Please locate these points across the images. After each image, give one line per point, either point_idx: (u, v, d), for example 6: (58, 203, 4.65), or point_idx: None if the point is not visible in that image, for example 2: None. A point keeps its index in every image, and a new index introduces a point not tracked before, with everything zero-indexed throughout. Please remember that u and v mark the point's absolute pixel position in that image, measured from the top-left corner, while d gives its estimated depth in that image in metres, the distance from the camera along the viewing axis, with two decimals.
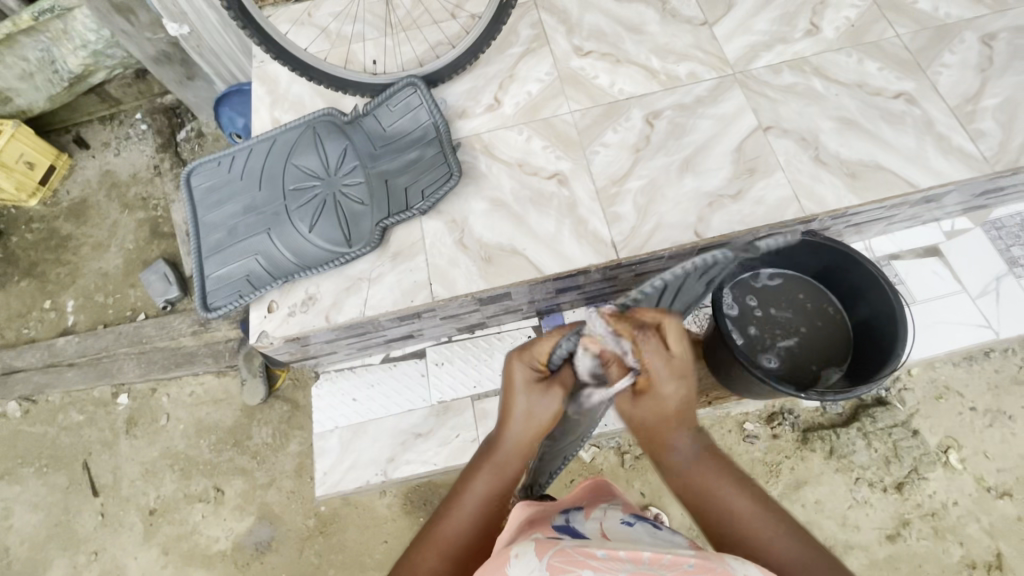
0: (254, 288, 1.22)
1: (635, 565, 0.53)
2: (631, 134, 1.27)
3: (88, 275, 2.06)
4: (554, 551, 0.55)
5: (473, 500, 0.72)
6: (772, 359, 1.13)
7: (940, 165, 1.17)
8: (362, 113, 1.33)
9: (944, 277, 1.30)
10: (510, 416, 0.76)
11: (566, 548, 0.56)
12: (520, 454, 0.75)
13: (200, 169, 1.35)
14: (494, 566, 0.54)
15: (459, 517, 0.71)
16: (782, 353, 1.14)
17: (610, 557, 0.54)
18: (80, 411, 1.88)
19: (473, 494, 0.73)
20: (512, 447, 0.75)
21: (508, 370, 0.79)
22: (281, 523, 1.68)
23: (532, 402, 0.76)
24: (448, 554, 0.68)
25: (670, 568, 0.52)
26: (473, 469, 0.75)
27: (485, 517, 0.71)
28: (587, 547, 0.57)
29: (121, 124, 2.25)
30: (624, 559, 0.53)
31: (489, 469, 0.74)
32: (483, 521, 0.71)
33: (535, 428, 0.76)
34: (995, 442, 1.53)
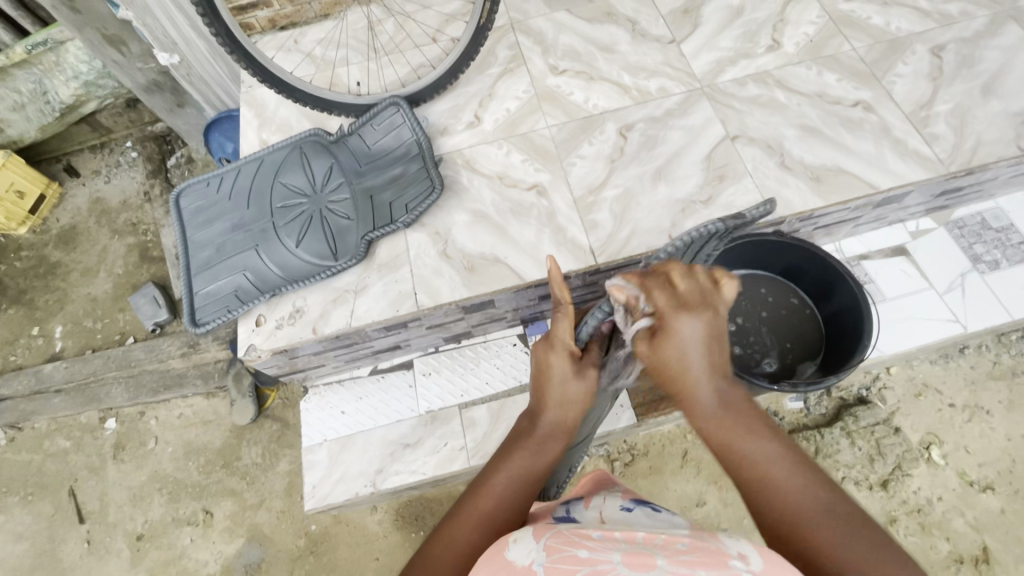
0: (241, 302, 1.24)
1: (629, 544, 0.53)
2: (605, 146, 1.33)
3: (76, 301, 2.07)
4: (551, 534, 0.56)
5: (512, 477, 0.70)
6: (770, 361, 1.17)
7: (899, 167, 1.24)
8: (346, 132, 1.38)
9: (912, 275, 1.35)
10: (547, 399, 0.78)
11: (563, 531, 0.57)
12: (558, 435, 0.75)
13: (189, 190, 1.38)
14: (494, 549, 0.56)
15: (498, 492, 0.68)
16: (776, 353, 1.18)
17: (605, 538, 0.55)
18: (67, 437, 1.87)
19: (510, 471, 0.70)
20: (553, 427, 0.76)
21: (544, 361, 0.81)
22: (270, 545, 1.67)
23: (568, 386, 0.78)
24: (486, 524, 0.64)
25: (664, 546, 0.53)
26: (510, 451, 0.73)
27: (524, 491, 0.69)
28: (583, 530, 0.58)
29: (111, 152, 2.29)
30: (619, 538, 0.54)
31: (526, 449, 0.73)
32: (522, 496, 0.68)
33: (571, 411, 0.77)
34: (975, 437, 1.56)
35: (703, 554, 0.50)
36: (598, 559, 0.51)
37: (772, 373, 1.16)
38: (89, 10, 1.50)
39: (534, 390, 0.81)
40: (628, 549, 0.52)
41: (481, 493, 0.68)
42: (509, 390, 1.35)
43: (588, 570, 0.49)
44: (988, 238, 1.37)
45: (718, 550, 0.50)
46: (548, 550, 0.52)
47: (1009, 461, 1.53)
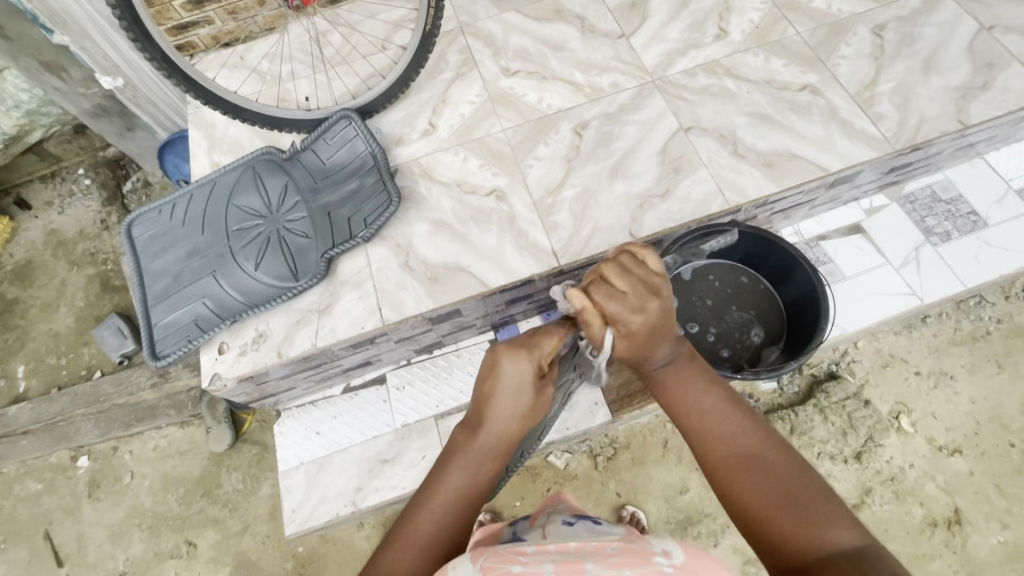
0: (202, 331, 1.21)
1: (562, 554, 0.55)
2: (561, 145, 1.33)
3: (38, 338, 2.00)
4: (486, 555, 0.55)
5: (447, 497, 0.71)
6: (758, 331, 1.20)
7: (847, 149, 1.26)
8: (298, 149, 1.35)
9: (869, 252, 1.38)
10: (493, 415, 0.75)
11: (498, 551, 0.56)
12: (494, 456, 0.74)
13: (140, 219, 1.34)
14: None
15: (441, 513, 0.70)
16: (763, 322, 1.21)
17: (538, 552, 0.56)
18: (38, 479, 1.82)
19: (447, 493, 0.71)
20: (492, 444, 0.75)
21: (494, 364, 0.76)
22: (259, 570, 1.65)
23: (516, 402, 0.74)
24: (429, 551, 0.66)
25: (596, 551, 0.56)
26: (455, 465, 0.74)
27: (460, 514, 0.71)
28: (517, 548, 0.58)
29: (63, 181, 2.21)
30: (552, 551, 0.56)
31: (462, 468, 0.73)
32: (456, 517, 0.70)
33: (512, 429, 0.75)
34: (941, 403, 1.61)
35: (632, 555, 0.54)
36: (533, 572, 0.52)
37: (757, 348, 1.19)
38: (21, 37, 1.45)
39: (480, 397, 0.77)
40: (564, 557, 0.54)
41: (422, 509, 0.70)
42: None
43: None
44: (939, 210, 1.41)
45: (645, 550, 0.56)
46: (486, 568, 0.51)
47: (974, 423, 1.58)
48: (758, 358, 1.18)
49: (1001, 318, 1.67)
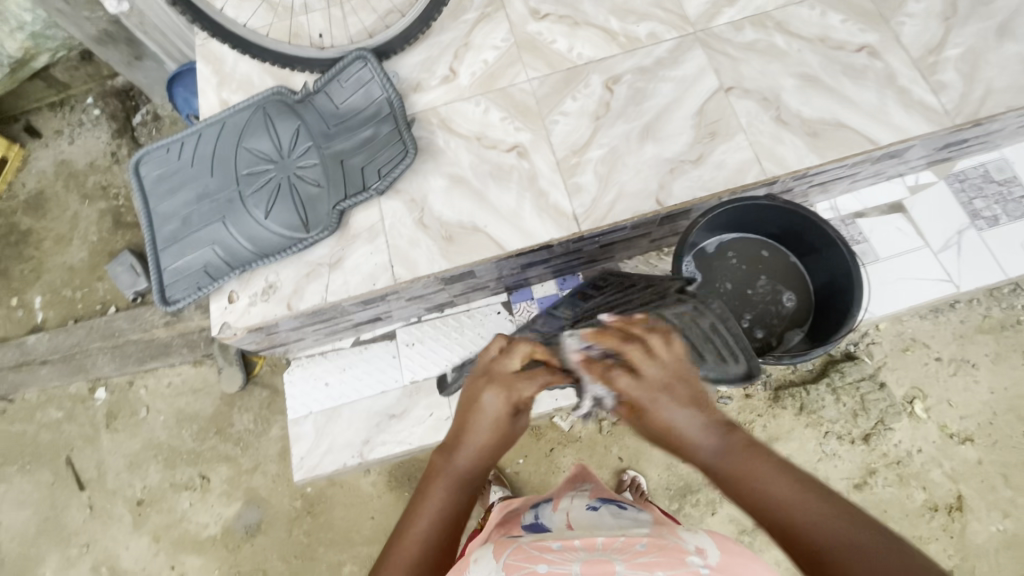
0: (211, 279, 1.19)
1: (587, 552, 0.57)
2: (590, 100, 1.24)
3: (53, 271, 2.01)
4: (511, 551, 0.59)
5: (428, 522, 0.65)
6: (789, 296, 1.17)
7: (901, 120, 1.16)
8: (311, 91, 1.28)
9: (908, 233, 1.31)
10: (466, 446, 0.70)
11: (523, 546, 0.60)
12: (470, 486, 0.69)
13: (148, 156, 1.30)
14: (458, 571, 0.58)
15: (426, 535, 0.65)
16: (793, 285, 1.17)
17: (565, 548, 0.58)
18: (58, 408, 1.87)
19: (428, 518, 0.66)
20: (468, 470, 0.69)
21: (475, 395, 0.72)
22: (268, 506, 1.72)
23: (493, 432, 0.70)
24: (419, 573, 0.62)
25: (624, 549, 0.57)
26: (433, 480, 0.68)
27: (445, 535, 0.65)
28: (543, 542, 0.61)
29: (72, 109, 2.15)
30: (578, 547, 0.58)
31: (439, 497, 0.67)
32: (442, 540, 0.65)
33: (488, 457, 0.70)
34: (959, 391, 1.57)
35: (664, 553, 0.55)
36: (558, 571, 0.54)
37: (790, 318, 1.15)
38: None
39: (456, 426, 0.71)
40: (588, 557, 0.56)
41: (404, 538, 0.65)
42: None
43: None
44: (989, 192, 1.31)
45: (677, 548, 0.56)
46: (507, 568, 0.55)
47: (989, 413, 1.55)
48: (790, 329, 1.15)
49: None
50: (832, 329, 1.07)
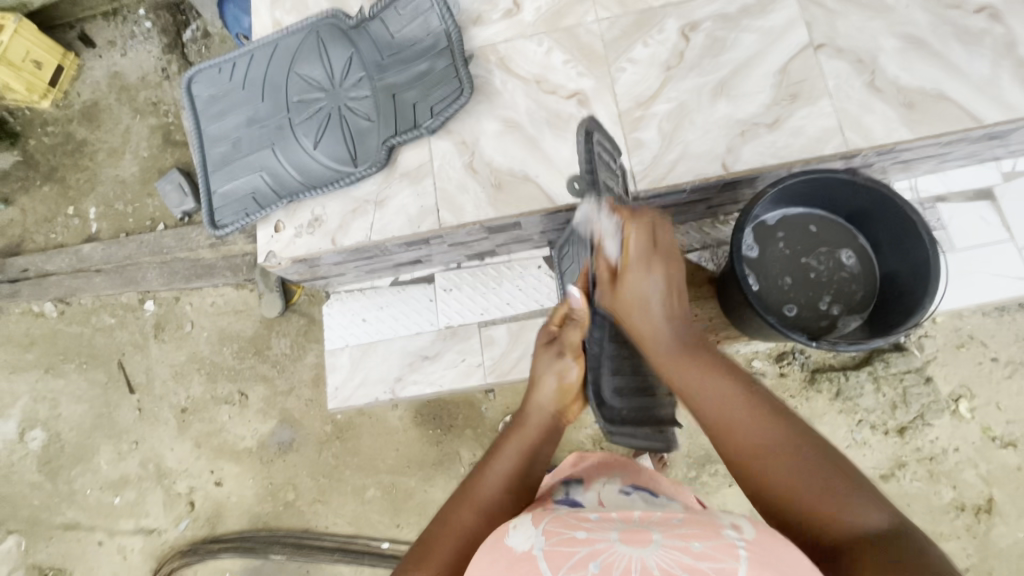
0: (259, 207, 1.20)
1: (625, 522, 0.56)
2: (662, 48, 1.14)
3: (106, 183, 2.06)
4: (550, 519, 0.58)
5: (505, 462, 0.75)
6: (849, 254, 1.11)
7: (1013, 97, 1.03)
8: (367, 16, 1.21)
9: (992, 224, 1.20)
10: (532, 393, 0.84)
11: (560, 516, 0.59)
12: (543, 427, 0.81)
13: (200, 75, 1.28)
14: (495, 538, 0.57)
15: (541, 416, 0.82)
16: (850, 243, 1.11)
17: (601, 519, 0.57)
18: (111, 314, 1.98)
19: (506, 457, 0.75)
20: (539, 410, 0.83)
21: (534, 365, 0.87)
22: (300, 427, 1.81)
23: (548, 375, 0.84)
24: (485, 508, 0.68)
25: (660, 522, 0.56)
26: (550, 360, 0.86)
27: (519, 476, 0.74)
28: (580, 513, 0.60)
29: (125, 21, 2.13)
30: (615, 519, 0.57)
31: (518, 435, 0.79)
32: (514, 478, 0.73)
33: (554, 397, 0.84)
34: (1011, 394, 1.50)
35: (700, 528, 0.53)
36: (596, 538, 0.54)
37: (866, 279, 1.10)
38: None
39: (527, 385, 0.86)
40: (626, 526, 0.55)
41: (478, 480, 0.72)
42: (530, 312, 1.33)
43: (586, 550, 0.51)
44: None
45: (713, 523, 0.53)
46: (546, 534, 0.55)
47: None
48: (868, 292, 1.09)
49: None
50: (912, 292, 1.01)
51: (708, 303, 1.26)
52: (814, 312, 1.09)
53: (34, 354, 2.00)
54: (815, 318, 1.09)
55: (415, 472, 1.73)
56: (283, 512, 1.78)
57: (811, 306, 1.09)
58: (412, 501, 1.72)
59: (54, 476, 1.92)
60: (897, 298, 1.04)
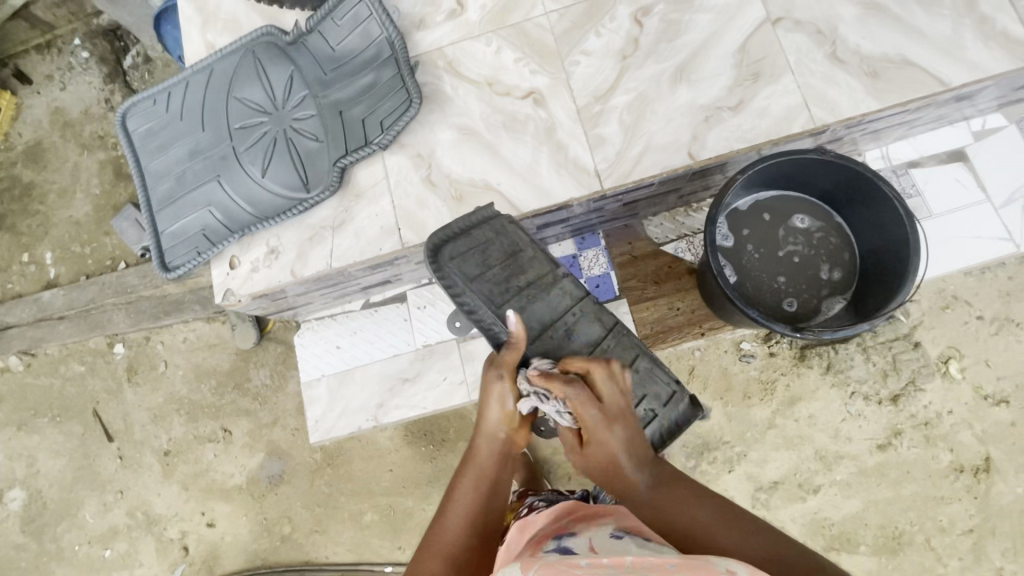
0: (211, 244, 1.13)
1: (616, 569, 0.53)
2: (616, 37, 1.09)
3: (60, 225, 1.97)
4: (540, 566, 0.57)
5: (464, 505, 0.75)
6: (811, 219, 1.08)
7: (978, 57, 1.00)
8: (304, 31, 1.15)
9: (967, 185, 1.18)
10: (482, 430, 0.81)
11: (551, 563, 0.57)
12: (495, 451, 0.80)
13: (134, 109, 1.20)
14: None
15: (489, 447, 0.80)
16: (802, 208, 1.09)
17: (592, 566, 0.55)
18: (80, 362, 1.90)
19: (468, 499, 0.75)
20: (486, 436, 0.81)
21: (483, 404, 0.82)
22: (289, 458, 1.76)
23: (494, 407, 0.81)
24: (453, 555, 0.70)
25: (655, 571, 0.52)
26: (497, 389, 0.81)
27: (476, 518, 0.74)
28: (572, 558, 0.58)
29: (60, 52, 2.02)
30: (606, 565, 0.54)
31: (473, 472, 0.78)
32: (472, 522, 0.73)
33: (497, 433, 0.81)
34: (999, 351, 1.49)
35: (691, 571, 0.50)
36: None
37: (837, 230, 1.08)
38: None
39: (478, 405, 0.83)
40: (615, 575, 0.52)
41: (440, 522, 0.73)
42: None
43: None
44: None
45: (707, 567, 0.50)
46: None
47: None
48: (845, 241, 1.07)
49: None
50: (892, 256, 0.98)
51: (688, 295, 1.23)
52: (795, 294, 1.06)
53: (4, 411, 1.92)
54: (811, 293, 1.06)
55: (411, 491, 1.69)
56: (281, 546, 1.73)
57: (792, 286, 1.06)
58: (412, 521, 1.68)
59: (39, 535, 1.85)
60: (875, 244, 1.02)
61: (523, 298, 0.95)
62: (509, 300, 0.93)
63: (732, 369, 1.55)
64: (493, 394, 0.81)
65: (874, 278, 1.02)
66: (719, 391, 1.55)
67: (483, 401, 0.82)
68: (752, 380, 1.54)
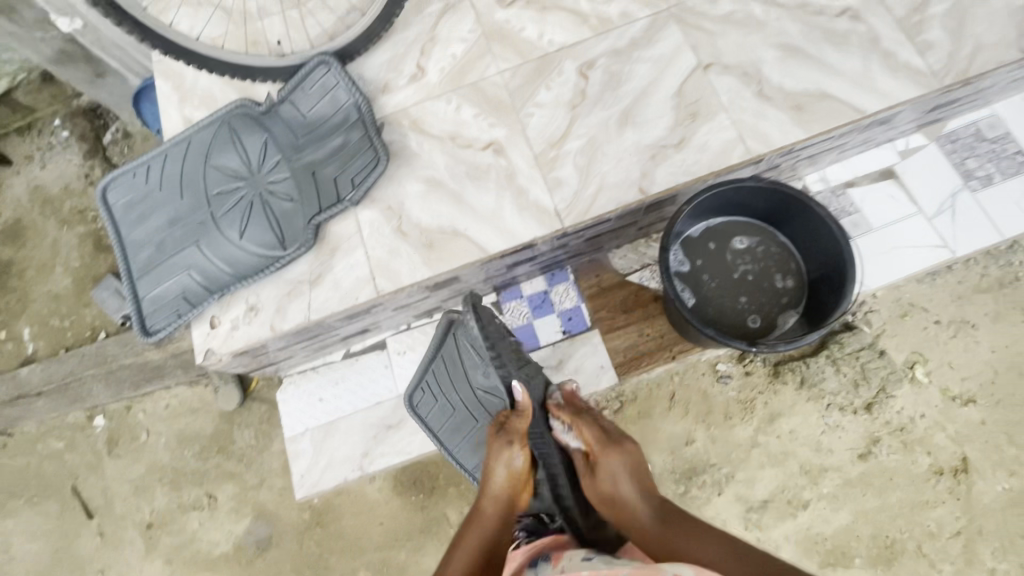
0: (191, 305, 1.16)
1: None
2: (565, 89, 1.19)
3: (38, 300, 1.98)
4: None
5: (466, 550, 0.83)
6: (759, 240, 1.15)
7: (887, 86, 1.12)
8: (276, 101, 1.23)
9: (900, 200, 1.28)
10: (486, 490, 0.95)
11: None
12: (497, 509, 0.92)
13: (115, 183, 1.25)
14: None
15: (492, 507, 0.92)
16: (745, 230, 1.16)
17: None
18: (58, 438, 1.86)
19: (470, 544, 0.85)
20: (490, 499, 0.93)
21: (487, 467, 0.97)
22: (277, 520, 1.72)
23: (498, 467, 0.96)
24: None
25: None
26: (499, 448, 0.98)
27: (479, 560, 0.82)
28: None
29: (40, 133, 2.09)
30: None
31: (476, 527, 0.88)
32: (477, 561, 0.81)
33: (501, 492, 0.94)
34: (959, 352, 1.56)
35: None
36: None
37: (785, 249, 1.15)
38: None
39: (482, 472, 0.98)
40: None
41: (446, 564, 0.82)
42: None
43: None
44: (982, 151, 1.28)
45: None
46: None
47: (991, 373, 1.55)
48: (794, 259, 1.14)
49: None
50: (834, 269, 1.05)
51: (657, 321, 1.28)
52: (751, 311, 1.12)
53: None
54: (768, 308, 1.13)
55: (403, 543, 1.66)
56: None
57: (748, 304, 1.12)
58: None
59: None
60: (818, 258, 1.09)
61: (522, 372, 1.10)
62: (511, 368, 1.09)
63: (711, 392, 1.59)
64: (496, 456, 0.97)
65: (822, 285, 1.09)
66: (701, 414, 1.58)
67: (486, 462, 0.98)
68: (731, 401, 1.58)
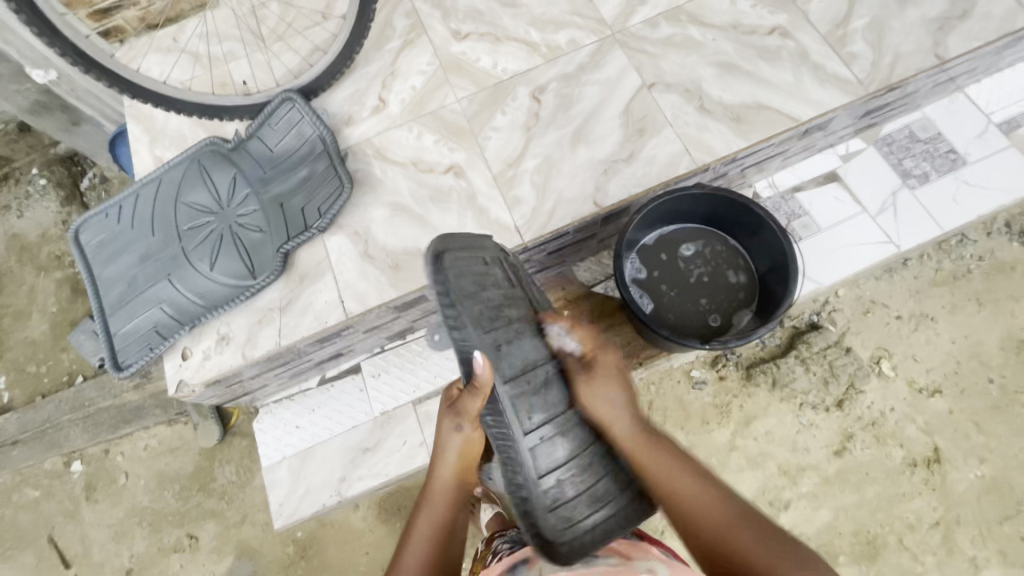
0: (163, 338, 1.18)
1: None
2: (520, 113, 1.26)
3: (15, 347, 1.97)
4: None
5: (419, 542, 0.81)
6: (711, 245, 1.21)
7: (818, 95, 1.19)
8: (243, 137, 1.27)
9: (845, 201, 1.34)
10: (438, 464, 0.87)
11: None
12: (448, 489, 0.87)
13: (87, 223, 1.28)
14: None
15: (445, 490, 0.87)
16: (696, 235, 1.21)
17: None
18: (35, 487, 1.83)
19: (424, 533, 0.82)
20: (443, 476, 0.87)
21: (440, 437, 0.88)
22: (261, 556, 1.69)
23: (453, 439, 0.87)
24: None
25: None
26: (452, 422, 0.87)
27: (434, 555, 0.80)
28: None
29: (17, 182, 2.11)
30: None
31: (427, 511, 0.84)
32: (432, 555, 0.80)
33: (453, 467, 0.87)
34: (922, 345, 1.61)
35: None
36: None
37: (736, 252, 1.20)
38: None
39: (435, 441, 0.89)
40: None
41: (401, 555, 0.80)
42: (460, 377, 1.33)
43: None
44: (917, 151, 1.36)
45: None
46: None
47: (954, 363, 1.59)
48: (744, 261, 1.19)
49: (982, 256, 1.65)
50: (780, 267, 1.10)
51: (622, 328, 1.32)
52: (707, 312, 1.17)
53: None
54: (722, 309, 1.17)
55: None
56: None
57: (703, 306, 1.17)
58: None
59: None
60: (767, 258, 1.14)
61: (521, 341, 0.88)
62: (503, 337, 0.87)
63: (687, 398, 1.61)
64: (450, 427, 0.87)
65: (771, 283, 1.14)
66: (678, 421, 1.60)
67: (438, 433, 0.89)
68: (707, 406, 1.61)
